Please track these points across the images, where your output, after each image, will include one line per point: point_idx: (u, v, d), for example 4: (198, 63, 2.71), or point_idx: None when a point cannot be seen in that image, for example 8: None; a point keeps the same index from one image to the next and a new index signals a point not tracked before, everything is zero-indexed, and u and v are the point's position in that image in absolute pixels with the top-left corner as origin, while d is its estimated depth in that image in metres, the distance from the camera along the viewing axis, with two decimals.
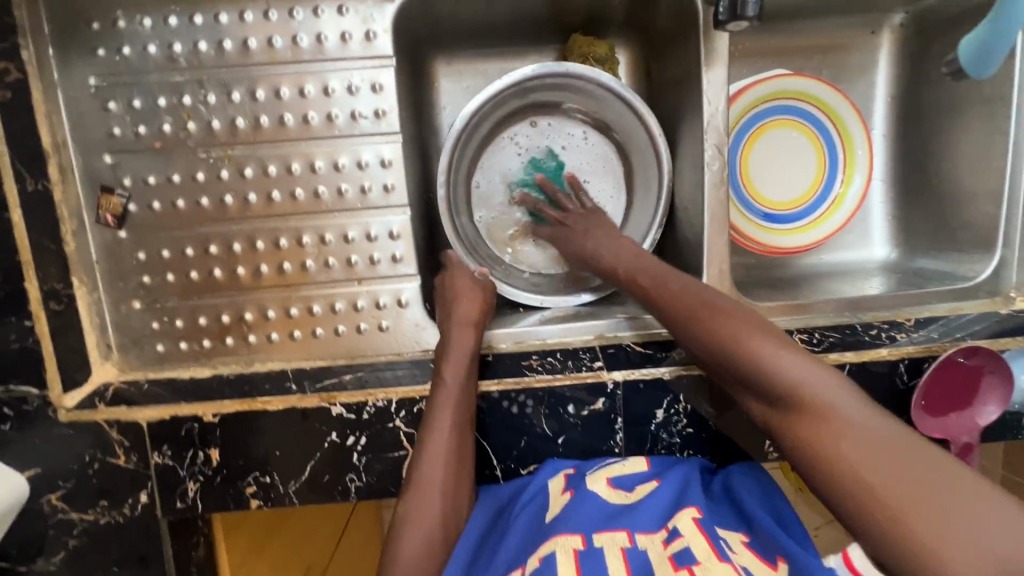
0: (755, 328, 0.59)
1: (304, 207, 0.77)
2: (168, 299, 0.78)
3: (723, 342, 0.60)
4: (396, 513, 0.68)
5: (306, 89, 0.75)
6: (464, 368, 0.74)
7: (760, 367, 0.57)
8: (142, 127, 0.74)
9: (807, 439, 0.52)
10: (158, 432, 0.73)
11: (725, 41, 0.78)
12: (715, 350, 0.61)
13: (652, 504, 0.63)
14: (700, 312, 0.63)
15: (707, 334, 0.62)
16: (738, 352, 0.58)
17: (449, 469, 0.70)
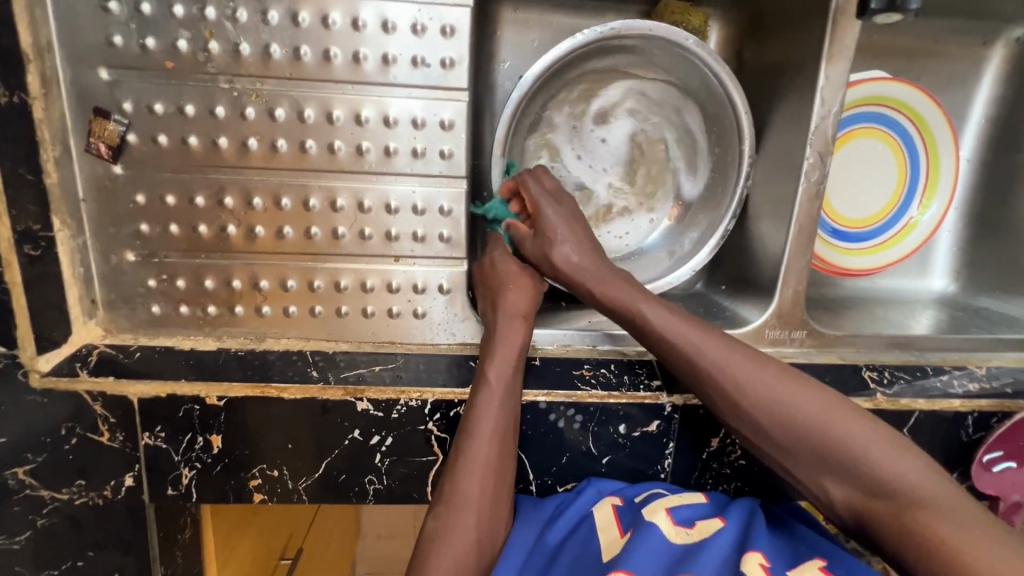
0: (827, 403, 0.56)
1: (343, 165, 0.65)
2: (169, 254, 0.66)
3: (800, 419, 0.56)
4: (424, 528, 0.58)
5: (362, 19, 0.61)
6: (511, 372, 0.64)
7: (843, 449, 0.54)
8: (150, 39, 0.59)
9: (911, 533, 0.49)
10: (151, 411, 0.62)
11: (855, 34, 0.67)
12: (790, 429, 0.56)
13: (718, 547, 0.56)
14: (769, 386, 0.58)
15: (776, 409, 0.57)
16: (820, 433, 0.55)
17: (488, 484, 0.61)
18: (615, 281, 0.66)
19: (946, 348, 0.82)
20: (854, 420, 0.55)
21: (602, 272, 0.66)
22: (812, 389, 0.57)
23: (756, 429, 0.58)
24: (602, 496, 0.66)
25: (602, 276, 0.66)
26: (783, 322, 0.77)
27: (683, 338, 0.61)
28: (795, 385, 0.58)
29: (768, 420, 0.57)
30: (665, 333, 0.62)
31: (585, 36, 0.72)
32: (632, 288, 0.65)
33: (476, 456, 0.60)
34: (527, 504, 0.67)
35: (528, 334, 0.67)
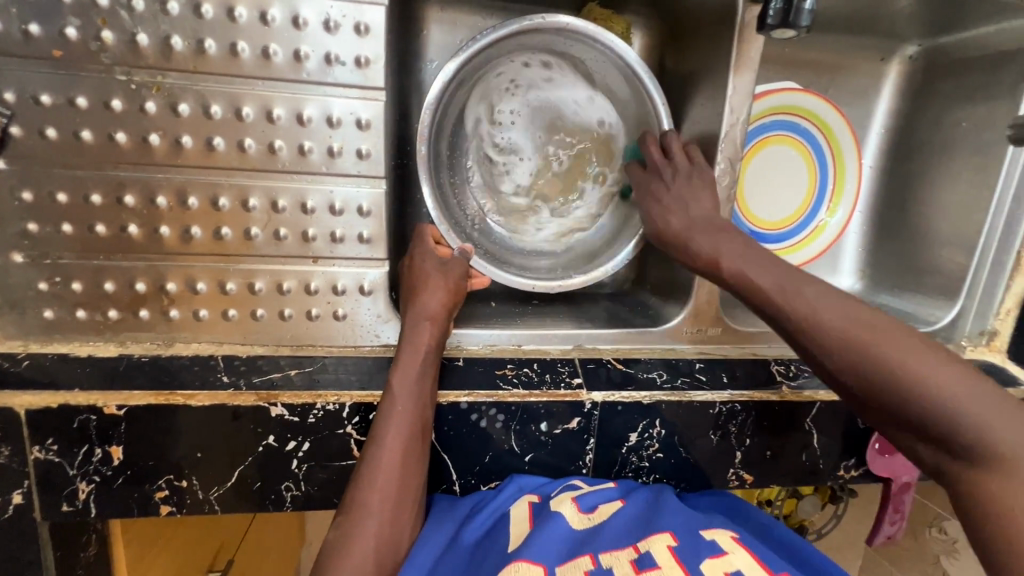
0: (928, 350, 0.49)
1: (255, 163, 0.63)
2: (62, 255, 0.62)
3: (874, 360, 0.50)
4: (326, 540, 0.56)
5: (271, 14, 0.59)
6: (415, 375, 0.63)
7: (922, 398, 0.48)
8: (34, 26, 0.56)
9: (977, 486, 0.45)
10: (41, 422, 0.59)
11: (759, 47, 0.71)
12: (865, 378, 0.51)
13: (614, 525, 0.60)
14: (842, 331, 0.53)
15: (847, 353, 0.52)
16: (896, 378, 0.49)
17: (391, 487, 0.58)
18: (716, 232, 0.66)
19: None
20: (935, 368, 0.48)
21: (701, 228, 0.67)
22: (900, 339, 0.51)
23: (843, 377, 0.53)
24: (518, 497, 0.67)
25: (702, 229, 0.67)
26: (698, 319, 0.80)
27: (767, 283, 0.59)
28: (879, 331, 0.52)
29: (838, 368, 0.53)
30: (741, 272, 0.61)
31: (490, 32, 0.71)
32: (726, 237, 0.65)
33: (378, 460, 0.59)
34: (443, 500, 0.68)
35: (438, 337, 0.66)
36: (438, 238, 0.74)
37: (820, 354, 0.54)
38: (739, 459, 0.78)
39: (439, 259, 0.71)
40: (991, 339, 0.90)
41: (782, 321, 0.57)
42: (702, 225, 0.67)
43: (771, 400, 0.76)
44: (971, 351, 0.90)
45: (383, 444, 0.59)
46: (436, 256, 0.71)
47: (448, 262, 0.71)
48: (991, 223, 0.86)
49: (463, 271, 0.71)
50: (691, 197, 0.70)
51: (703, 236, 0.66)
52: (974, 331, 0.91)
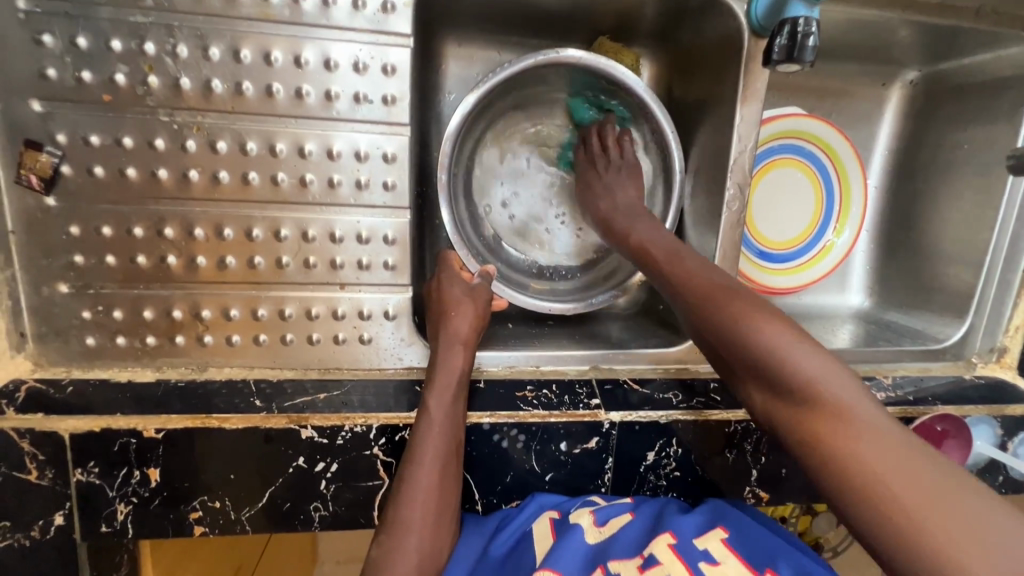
0: (761, 312, 0.52)
1: (287, 196, 0.66)
2: (105, 285, 0.65)
3: (727, 326, 0.53)
4: (368, 558, 0.58)
5: (304, 57, 0.63)
6: (450, 398, 0.65)
7: (774, 362, 0.49)
8: (86, 72, 0.59)
9: (818, 435, 0.45)
10: (84, 446, 0.61)
11: (764, 80, 0.74)
12: (735, 349, 0.52)
13: (625, 535, 0.62)
14: (708, 297, 0.56)
15: (720, 323, 0.53)
16: (749, 343, 0.51)
17: (429, 508, 0.60)
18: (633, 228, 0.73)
19: (858, 360, 0.90)
20: (795, 338, 0.49)
21: (630, 218, 0.75)
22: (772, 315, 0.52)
23: (709, 338, 0.55)
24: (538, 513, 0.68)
25: (630, 218, 0.75)
26: None
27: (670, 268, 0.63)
28: (745, 302, 0.53)
29: (705, 329, 0.55)
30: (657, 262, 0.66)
31: (509, 67, 0.75)
32: (649, 226, 0.72)
33: (418, 480, 0.60)
34: (472, 520, 0.69)
35: (468, 360, 0.69)
36: (462, 263, 0.77)
37: (694, 319, 0.57)
38: (755, 477, 0.79)
39: (465, 284, 0.73)
40: (1000, 355, 0.91)
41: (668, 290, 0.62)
42: (633, 216, 0.75)
43: None
44: (981, 367, 0.92)
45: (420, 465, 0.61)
46: (464, 282, 0.73)
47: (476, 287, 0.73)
48: (996, 241, 0.88)
49: (490, 295, 0.73)
50: (615, 185, 0.80)
51: (625, 222, 0.75)
52: (984, 348, 0.92)
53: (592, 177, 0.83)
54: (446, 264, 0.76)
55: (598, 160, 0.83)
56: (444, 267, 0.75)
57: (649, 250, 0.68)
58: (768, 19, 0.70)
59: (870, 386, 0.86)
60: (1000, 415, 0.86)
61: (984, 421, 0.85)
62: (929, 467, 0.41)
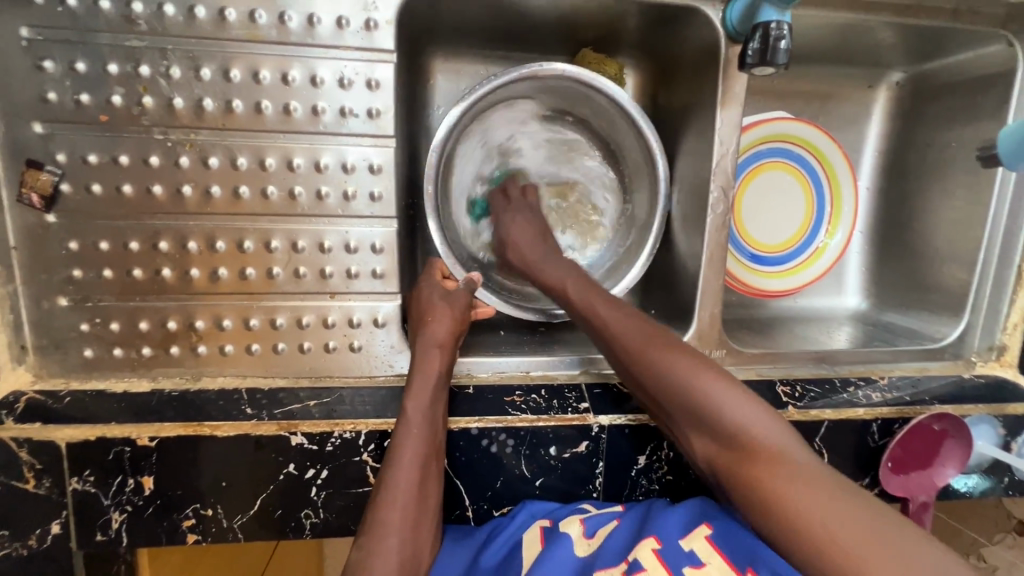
0: (697, 363, 0.57)
1: (277, 209, 0.69)
2: (103, 298, 0.67)
3: (669, 377, 0.57)
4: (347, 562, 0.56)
5: (291, 75, 0.66)
6: (428, 400, 0.65)
7: (713, 413, 0.54)
8: (85, 95, 0.63)
9: (755, 482, 0.49)
10: (79, 455, 0.62)
11: (743, 84, 0.76)
12: (682, 400, 0.56)
13: (612, 541, 0.61)
14: (645, 346, 0.60)
15: (662, 378, 0.58)
16: (691, 398, 0.55)
17: (409, 510, 0.60)
18: (558, 272, 0.74)
19: (854, 361, 0.89)
20: (728, 386, 0.55)
21: (551, 265, 0.75)
22: (708, 364, 0.57)
23: (654, 390, 0.60)
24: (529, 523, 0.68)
25: (550, 265, 0.75)
26: (703, 342, 0.82)
27: (604, 317, 0.66)
28: (684, 352, 0.59)
29: (651, 380, 0.59)
30: (590, 310, 0.68)
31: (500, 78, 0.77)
32: (571, 273, 0.73)
33: (398, 482, 0.60)
34: (458, 530, 0.70)
35: (448, 362, 0.70)
36: (446, 271, 0.79)
37: (635, 369, 0.61)
38: None
39: (443, 289, 0.74)
40: (1000, 353, 0.90)
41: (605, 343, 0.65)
42: (553, 262, 0.75)
43: None
44: (982, 366, 0.90)
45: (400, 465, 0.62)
46: (444, 287, 0.75)
47: (455, 292, 0.75)
48: (989, 237, 0.88)
49: (469, 299, 0.75)
50: (546, 236, 0.79)
51: (551, 267, 0.75)
52: (983, 346, 0.91)
53: (500, 207, 0.84)
54: (427, 271, 0.77)
55: (513, 201, 0.83)
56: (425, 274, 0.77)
57: (582, 298, 0.69)
58: (741, 24, 0.71)
59: (865, 386, 0.85)
60: (1001, 414, 0.84)
61: (983, 420, 0.84)
62: (860, 505, 0.44)
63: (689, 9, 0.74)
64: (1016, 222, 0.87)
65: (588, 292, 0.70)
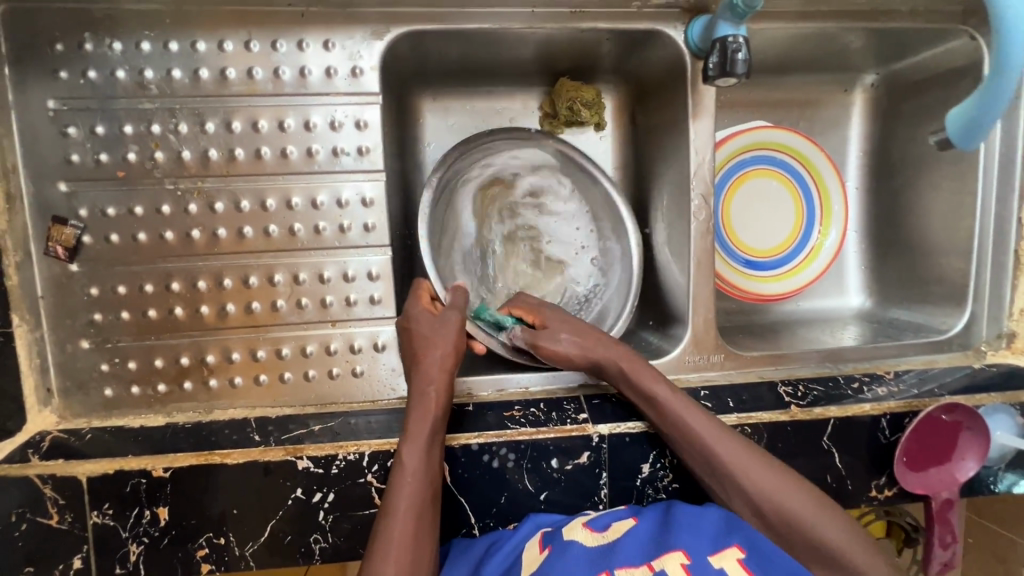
0: (811, 498, 0.64)
1: (278, 245, 0.73)
2: (121, 339, 0.72)
3: (789, 510, 0.64)
4: None
5: (287, 122, 0.72)
6: (423, 442, 0.65)
7: (832, 549, 0.61)
8: (104, 155, 0.69)
9: None
10: (99, 489, 0.65)
11: (711, 97, 0.79)
12: (799, 533, 0.63)
13: (624, 542, 0.62)
14: (757, 477, 0.66)
15: (783, 508, 0.64)
16: (820, 536, 0.62)
17: (404, 559, 0.59)
18: (648, 375, 0.73)
19: (857, 359, 0.88)
20: (832, 520, 0.63)
21: (637, 365, 0.73)
22: (813, 496, 0.65)
23: (767, 516, 0.65)
24: (531, 533, 0.68)
25: (636, 365, 0.73)
26: (699, 347, 0.83)
27: (708, 436, 0.68)
28: (790, 483, 0.66)
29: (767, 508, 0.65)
30: (693, 430, 0.69)
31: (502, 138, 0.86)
32: (662, 380, 0.72)
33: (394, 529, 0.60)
34: (459, 548, 0.70)
35: (445, 395, 0.69)
36: (432, 294, 0.78)
37: (746, 492, 0.66)
38: None
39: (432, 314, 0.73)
40: (1010, 341, 0.88)
41: (714, 464, 0.68)
42: (638, 363, 0.74)
43: (782, 421, 0.77)
44: (992, 355, 0.88)
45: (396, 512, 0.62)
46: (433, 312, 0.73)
47: (444, 316, 0.73)
48: (981, 225, 0.88)
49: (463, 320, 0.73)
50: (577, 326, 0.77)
51: (642, 371, 0.73)
52: (991, 335, 0.89)
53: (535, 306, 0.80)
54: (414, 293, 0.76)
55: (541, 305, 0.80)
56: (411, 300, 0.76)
57: (662, 390, 0.71)
58: (703, 40, 0.75)
59: (870, 381, 0.84)
60: (1017, 402, 0.82)
61: (1000, 410, 0.81)
62: None
63: (652, 32, 0.79)
64: (1006, 207, 0.87)
65: (687, 406, 0.70)
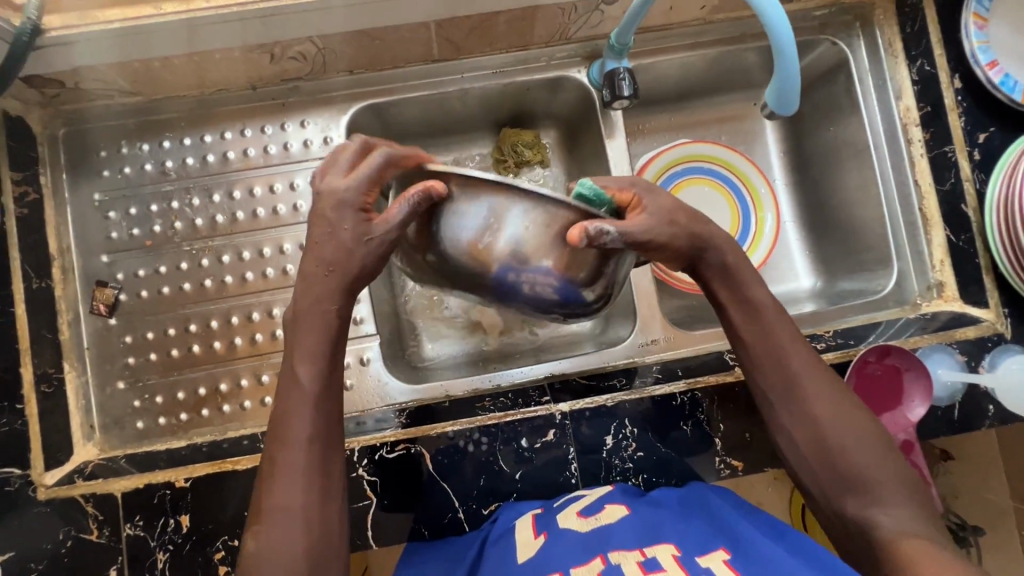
0: (857, 419, 0.68)
1: (274, 283, 0.89)
2: (150, 377, 0.86)
3: (829, 424, 0.68)
4: (250, 542, 0.61)
5: (276, 186, 0.90)
6: (317, 365, 0.65)
7: (853, 462, 0.66)
8: (136, 229, 0.88)
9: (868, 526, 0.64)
10: (131, 502, 0.76)
11: (619, 118, 0.95)
12: (833, 444, 0.67)
13: (615, 529, 0.67)
14: (813, 392, 0.69)
15: (826, 420, 0.68)
16: (852, 452, 0.66)
17: (303, 483, 0.62)
18: (752, 287, 0.74)
19: (798, 324, 0.95)
20: (869, 445, 0.67)
21: (738, 277, 0.74)
22: (862, 421, 0.68)
23: (811, 424, 0.69)
24: (521, 516, 0.75)
25: (737, 277, 0.74)
26: (648, 330, 0.90)
27: (786, 346, 0.71)
28: (847, 406, 0.69)
29: (814, 418, 0.68)
30: (779, 338, 0.72)
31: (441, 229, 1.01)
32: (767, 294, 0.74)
33: (293, 460, 0.63)
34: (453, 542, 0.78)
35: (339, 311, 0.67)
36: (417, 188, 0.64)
37: (804, 401, 0.69)
38: (720, 446, 0.83)
39: (361, 218, 0.65)
40: (940, 290, 0.95)
41: (786, 368, 0.71)
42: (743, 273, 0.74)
43: (731, 383, 0.84)
44: (927, 305, 0.95)
45: (297, 442, 0.63)
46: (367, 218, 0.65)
47: (372, 225, 0.65)
48: (886, 193, 0.99)
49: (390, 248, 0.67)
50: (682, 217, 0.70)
51: (748, 282, 0.74)
52: (922, 288, 0.97)
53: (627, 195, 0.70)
54: (359, 171, 0.66)
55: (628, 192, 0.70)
56: (330, 166, 0.67)
57: (759, 298, 0.73)
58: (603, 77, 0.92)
59: (811, 340, 0.91)
60: (953, 341, 0.89)
61: (939, 350, 0.88)
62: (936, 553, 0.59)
63: (562, 78, 0.95)
64: (902, 174, 0.98)
65: (778, 318, 0.73)
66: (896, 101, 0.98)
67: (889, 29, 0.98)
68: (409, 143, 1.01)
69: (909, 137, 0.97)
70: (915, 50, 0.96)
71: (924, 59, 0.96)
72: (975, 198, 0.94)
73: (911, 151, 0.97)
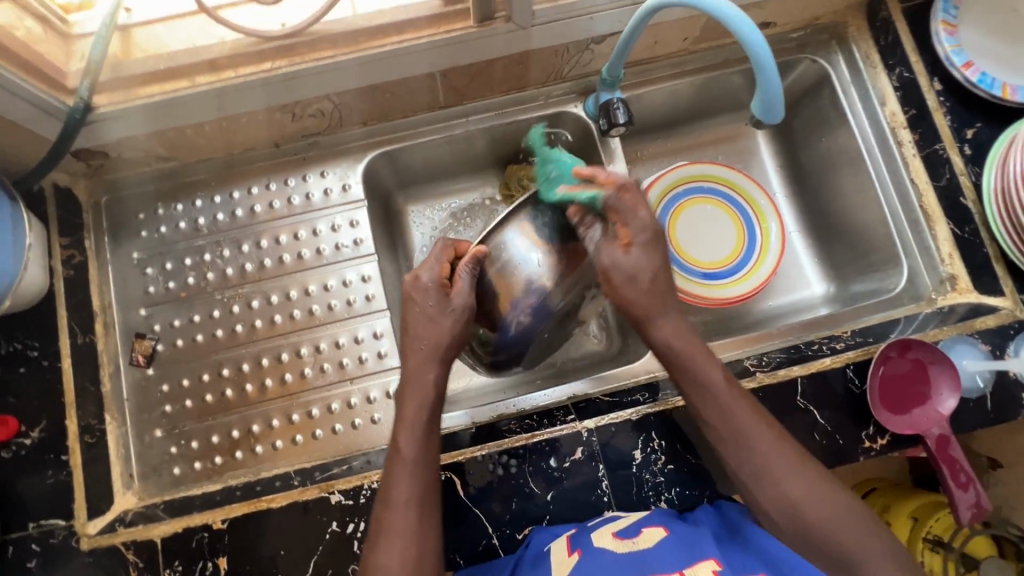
0: (826, 491, 0.68)
1: (301, 324, 0.93)
2: (186, 423, 0.89)
3: (800, 505, 0.68)
4: None
5: (300, 233, 0.96)
6: (419, 432, 0.71)
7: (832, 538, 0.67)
8: (172, 282, 0.93)
9: None
10: (171, 546, 0.78)
11: (616, 144, 1.00)
12: (808, 525, 0.67)
13: (655, 550, 0.67)
14: (777, 473, 0.69)
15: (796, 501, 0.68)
16: (828, 530, 0.67)
17: (401, 545, 0.66)
18: (703, 364, 0.74)
19: (815, 328, 0.94)
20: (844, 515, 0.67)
21: (691, 354, 0.74)
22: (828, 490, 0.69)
23: (780, 508, 0.68)
24: (555, 539, 0.74)
25: (690, 354, 0.74)
26: None
27: (743, 423, 0.71)
28: (812, 481, 0.69)
29: (785, 499, 0.68)
30: (736, 418, 0.71)
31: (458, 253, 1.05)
32: (714, 368, 0.74)
33: (398, 521, 0.67)
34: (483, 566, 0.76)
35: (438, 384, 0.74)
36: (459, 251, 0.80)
37: (774, 482, 0.69)
38: None
39: (443, 295, 0.76)
40: (953, 283, 0.95)
41: (749, 451, 0.70)
42: (692, 351, 0.75)
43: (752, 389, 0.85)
44: (943, 299, 0.95)
45: (397, 505, 0.68)
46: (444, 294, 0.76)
47: (452, 299, 0.76)
48: (885, 193, 1.01)
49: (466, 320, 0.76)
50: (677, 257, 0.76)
51: (698, 361, 0.74)
52: (935, 282, 0.96)
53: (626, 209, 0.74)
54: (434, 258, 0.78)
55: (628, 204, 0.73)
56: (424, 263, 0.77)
57: (712, 378, 0.73)
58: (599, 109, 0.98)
59: (829, 341, 0.91)
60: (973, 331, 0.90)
61: (961, 341, 0.89)
62: None
63: (560, 113, 1.02)
64: (897, 175, 1.01)
65: (729, 394, 0.73)
66: (881, 107, 1.02)
67: (864, 43, 1.04)
68: (422, 186, 1.07)
69: (899, 140, 1.01)
70: (892, 59, 1.02)
71: (902, 67, 1.01)
72: (972, 190, 0.97)
73: (904, 152, 1.00)
